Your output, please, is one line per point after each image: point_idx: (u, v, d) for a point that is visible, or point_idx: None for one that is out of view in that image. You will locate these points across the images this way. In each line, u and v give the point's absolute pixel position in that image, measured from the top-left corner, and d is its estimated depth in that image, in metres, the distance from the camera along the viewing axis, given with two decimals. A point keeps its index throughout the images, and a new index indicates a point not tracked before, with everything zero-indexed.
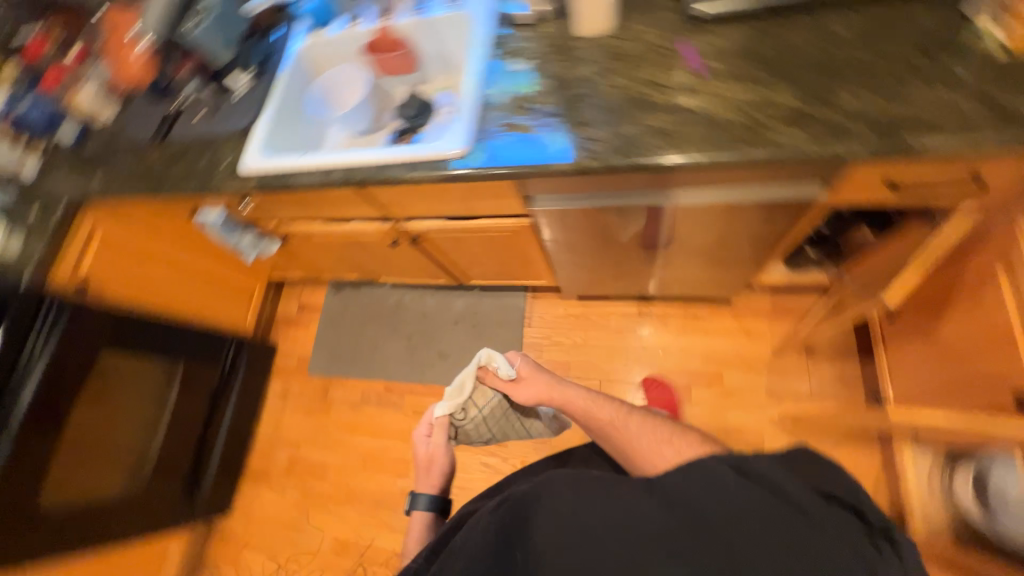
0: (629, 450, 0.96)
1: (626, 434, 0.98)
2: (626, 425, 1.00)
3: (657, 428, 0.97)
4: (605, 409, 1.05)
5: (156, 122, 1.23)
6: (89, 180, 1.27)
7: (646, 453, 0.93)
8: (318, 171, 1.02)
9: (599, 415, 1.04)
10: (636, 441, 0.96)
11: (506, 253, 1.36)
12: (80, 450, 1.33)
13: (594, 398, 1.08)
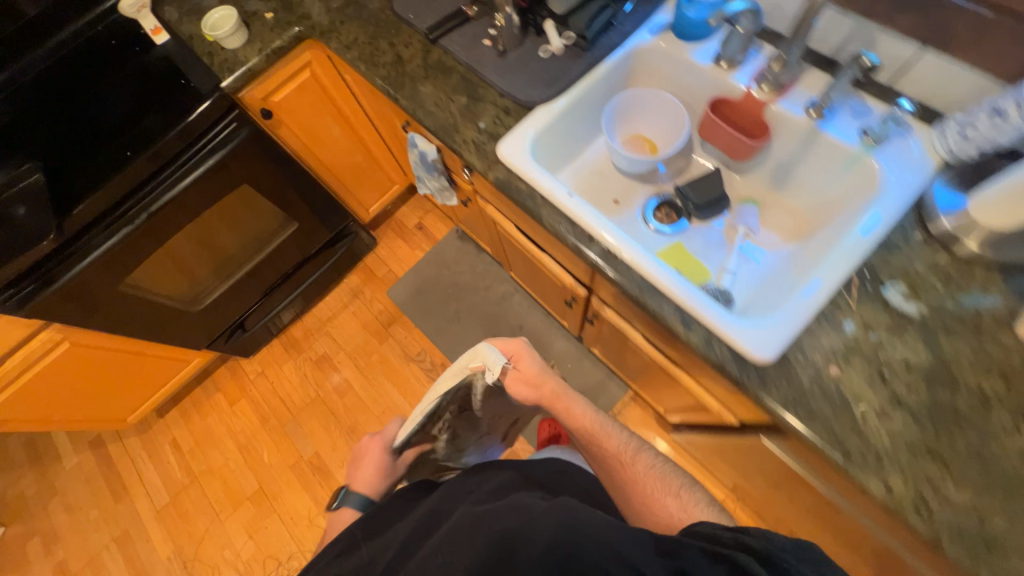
0: (632, 500, 0.75)
1: (630, 476, 0.77)
2: (636, 470, 0.77)
3: (666, 479, 0.77)
4: (616, 444, 0.80)
5: (440, 14, 1.01)
6: (336, 21, 1.08)
7: (631, 485, 0.76)
8: (573, 225, 0.79)
9: (605, 446, 0.80)
10: (641, 487, 0.75)
11: (656, 385, 1.14)
12: (173, 258, 1.28)
13: (599, 425, 0.82)
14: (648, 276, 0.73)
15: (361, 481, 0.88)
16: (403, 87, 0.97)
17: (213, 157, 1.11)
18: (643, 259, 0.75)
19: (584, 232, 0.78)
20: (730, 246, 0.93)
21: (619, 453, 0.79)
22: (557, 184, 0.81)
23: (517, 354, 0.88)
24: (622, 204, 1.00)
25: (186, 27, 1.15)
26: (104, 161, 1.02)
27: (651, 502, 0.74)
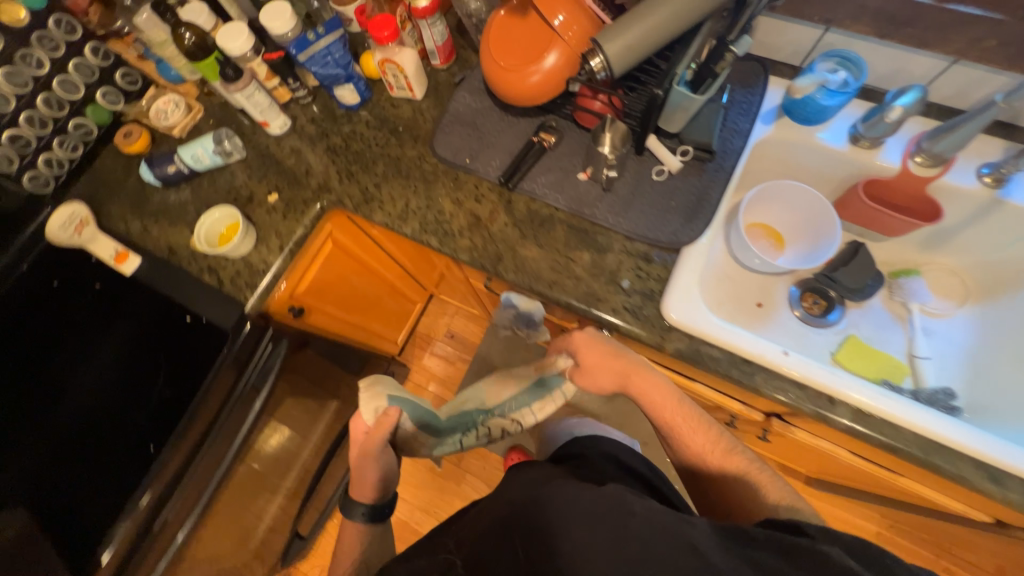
0: (692, 474, 0.66)
1: (707, 473, 0.64)
2: (713, 462, 0.64)
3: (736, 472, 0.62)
4: (698, 435, 0.65)
5: (509, 153, 0.83)
6: (365, 185, 0.85)
7: (699, 462, 0.65)
8: (801, 387, 0.65)
9: (676, 435, 0.66)
10: (711, 476, 0.64)
11: (837, 474, 1.01)
12: (234, 540, 0.94)
13: (677, 405, 0.66)
14: (922, 429, 0.61)
15: (362, 488, 0.73)
16: (501, 257, 0.77)
17: (260, 399, 0.83)
18: (902, 408, 0.63)
19: (824, 394, 0.64)
20: (904, 326, 0.84)
21: (700, 457, 0.65)
22: (754, 343, 0.67)
23: (584, 348, 0.71)
24: (768, 305, 0.88)
25: (160, 240, 0.86)
26: (119, 471, 0.72)
27: (716, 481, 0.63)
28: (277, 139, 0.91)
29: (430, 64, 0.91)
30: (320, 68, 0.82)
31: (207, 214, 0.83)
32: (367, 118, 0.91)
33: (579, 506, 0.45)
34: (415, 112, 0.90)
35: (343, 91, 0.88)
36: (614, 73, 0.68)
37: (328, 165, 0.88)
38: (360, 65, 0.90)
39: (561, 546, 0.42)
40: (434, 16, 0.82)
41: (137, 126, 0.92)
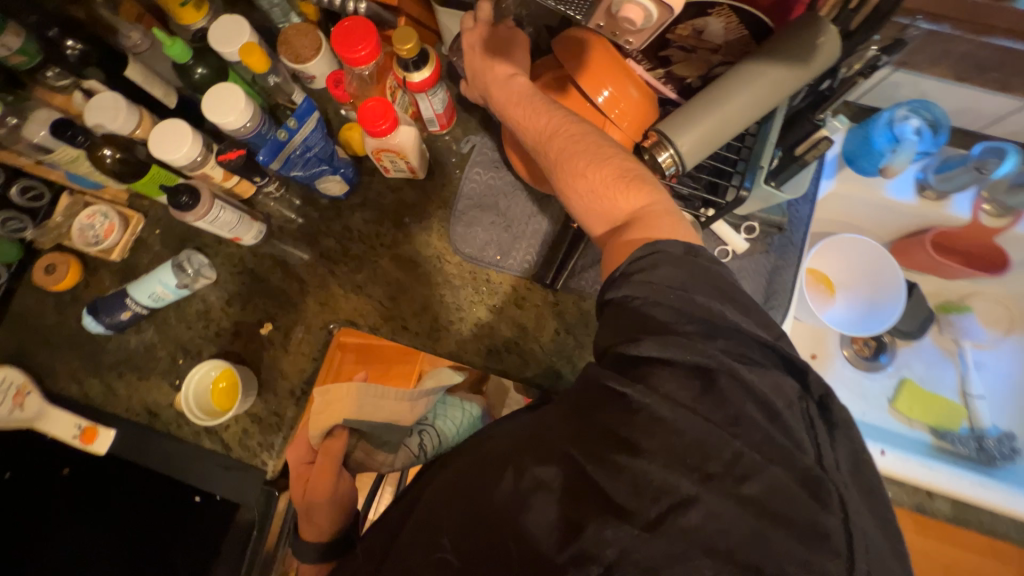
0: (573, 194, 0.50)
1: (580, 168, 0.49)
2: (570, 131, 0.50)
3: (617, 166, 0.48)
4: (542, 112, 0.52)
5: (547, 244, 0.71)
6: (379, 297, 0.72)
7: (605, 203, 0.48)
8: (900, 484, 0.65)
9: (542, 126, 0.52)
10: (586, 170, 0.49)
11: None
12: None
13: (534, 101, 0.53)
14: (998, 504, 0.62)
15: (308, 525, 0.53)
16: (560, 373, 0.68)
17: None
18: (979, 486, 0.63)
19: (906, 479, 0.64)
20: (955, 361, 0.84)
21: (572, 152, 0.49)
22: None
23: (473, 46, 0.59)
24: (823, 357, 0.85)
25: (131, 403, 0.69)
26: None
27: (587, 178, 0.49)
28: (253, 248, 0.74)
29: (427, 131, 0.74)
30: (302, 169, 0.65)
31: (197, 369, 0.67)
32: (361, 208, 0.74)
33: (479, 476, 0.41)
34: (421, 195, 0.75)
35: (327, 184, 0.70)
36: (685, 169, 0.55)
37: (326, 276, 0.73)
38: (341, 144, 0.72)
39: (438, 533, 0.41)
40: (435, 85, 0.65)
41: (60, 255, 0.72)
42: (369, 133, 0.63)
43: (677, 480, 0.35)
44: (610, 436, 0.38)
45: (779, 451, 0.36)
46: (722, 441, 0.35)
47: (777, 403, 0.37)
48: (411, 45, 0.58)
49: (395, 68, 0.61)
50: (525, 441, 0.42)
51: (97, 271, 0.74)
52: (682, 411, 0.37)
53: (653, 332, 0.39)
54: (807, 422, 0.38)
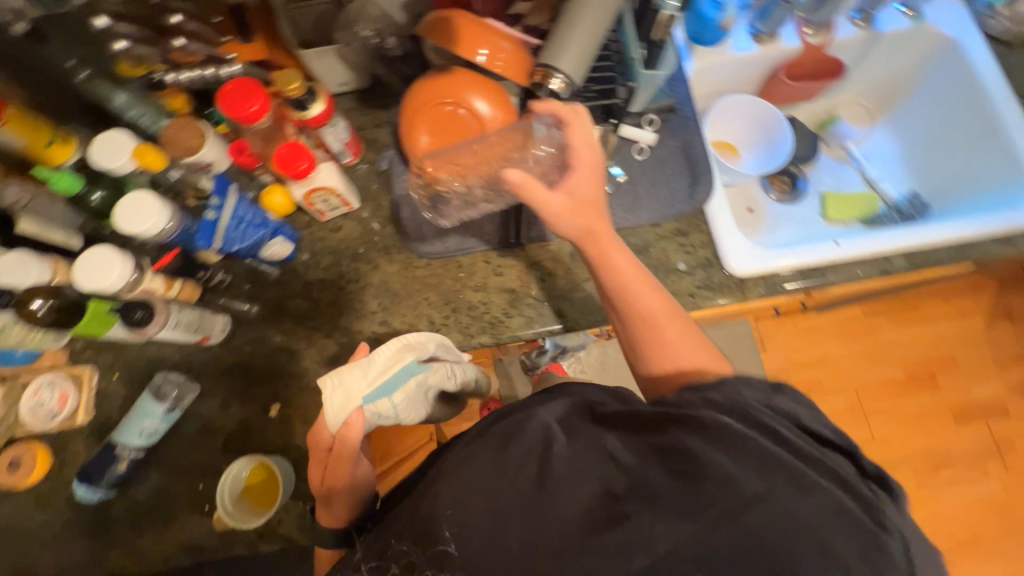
0: (633, 338, 0.58)
1: (656, 337, 0.57)
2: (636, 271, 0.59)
3: (685, 341, 0.56)
4: (655, 299, 0.58)
5: (497, 210, 0.75)
6: (370, 330, 0.72)
7: (666, 349, 0.56)
8: (863, 261, 0.73)
9: (637, 310, 0.58)
10: (658, 340, 0.57)
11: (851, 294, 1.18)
12: None
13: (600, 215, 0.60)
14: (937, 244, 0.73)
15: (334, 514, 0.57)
16: (562, 312, 0.72)
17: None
18: (917, 236, 0.74)
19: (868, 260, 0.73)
20: (850, 164, 0.98)
21: (643, 308, 0.57)
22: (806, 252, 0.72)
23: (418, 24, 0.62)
24: (758, 205, 0.95)
25: (168, 552, 0.64)
26: None
27: (656, 346, 0.57)
28: (224, 344, 0.71)
29: (342, 164, 0.77)
30: (240, 242, 0.68)
31: (224, 479, 0.64)
32: (313, 260, 0.75)
33: (502, 460, 0.44)
34: (364, 222, 0.76)
35: (272, 249, 0.71)
36: (576, 86, 0.64)
37: (311, 336, 0.71)
38: (268, 206, 0.72)
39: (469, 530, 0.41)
40: (332, 118, 0.68)
41: (22, 446, 0.66)
42: (292, 178, 0.66)
43: (741, 487, 0.37)
44: (662, 461, 0.41)
45: (813, 454, 0.40)
46: (757, 450, 0.39)
47: (822, 433, 0.43)
48: (296, 82, 0.61)
49: (289, 112, 0.64)
50: (542, 434, 0.45)
51: (66, 445, 0.67)
52: (724, 434, 0.40)
53: (695, 402, 0.45)
54: (818, 420, 0.44)
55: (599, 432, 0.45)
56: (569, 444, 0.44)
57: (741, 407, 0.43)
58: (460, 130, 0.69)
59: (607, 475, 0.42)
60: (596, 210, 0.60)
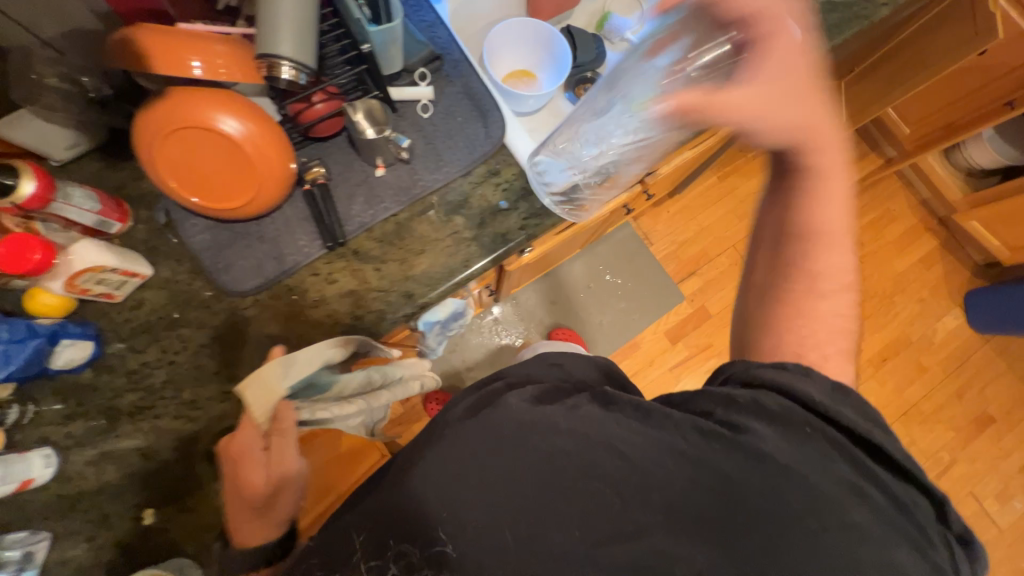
0: (773, 313, 0.63)
1: (793, 300, 0.61)
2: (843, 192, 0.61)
3: (845, 304, 0.61)
4: (830, 214, 0.60)
5: (306, 219, 0.70)
6: (222, 391, 0.66)
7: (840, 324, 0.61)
8: None
9: (818, 227, 0.60)
10: (796, 313, 0.61)
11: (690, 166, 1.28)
12: None
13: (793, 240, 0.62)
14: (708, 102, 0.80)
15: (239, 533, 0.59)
16: (410, 293, 0.71)
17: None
18: None
19: None
20: (636, 52, 1.03)
21: (823, 262, 0.61)
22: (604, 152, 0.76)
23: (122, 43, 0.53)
24: None
25: None
26: None
27: (807, 300, 0.61)
28: (60, 477, 0.62)
29: (115, 235, 0.68)
30: (9, 366, 0.57)
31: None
32: (127, 346, 0.66)
33: (558, 453, 0.49)
34: (168, 284, 0.68)
35: (65, 356, 0.61)
36: (313, 69, 0.59)
37: (158, 425, 0.64)
38: (38, 313, 0.61)
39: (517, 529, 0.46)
40: (57, 187, 0.59)
41: None
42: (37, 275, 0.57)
43: (819, 488, 0.47)
44: (699, 465, 0.48)
45: (837, 454, 0.50)
46: (757, 461, 0.48)
47: (852, 416, 0.51)
48: None
49: None
50: (563, 444, 0.49)
51: None
52: (737, 443, 0.49)
53: (751, 407, 0.51)
54: (847, 406, 0.52)
55: (669, 430, 0.51)
56: (617, 446, 0.49)
57: (791, 416, 0.50)
58: (202, 151, 0.60)
59: (662, 471, 0.48)
60: (802, 109, 0.54)
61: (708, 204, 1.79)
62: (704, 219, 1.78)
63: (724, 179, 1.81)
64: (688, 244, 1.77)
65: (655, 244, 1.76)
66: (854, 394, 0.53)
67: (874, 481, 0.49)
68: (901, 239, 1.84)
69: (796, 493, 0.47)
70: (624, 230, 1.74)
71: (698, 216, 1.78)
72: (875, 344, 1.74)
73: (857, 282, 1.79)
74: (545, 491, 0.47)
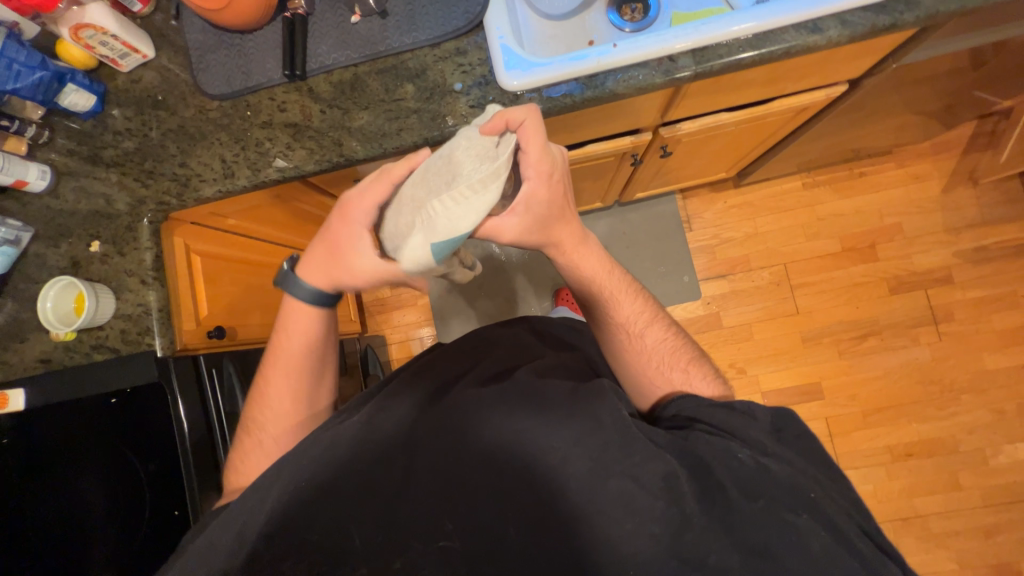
0: (635, 374, 0.73)
1: (633, 351, 0.73)
2: (618, 292, 0.71)
3: (676, 350, 0.73)
4: (627, 310, 0.72)
5: (276, 44, 0.75)
6: (172, 172, 0.77)
7: (657, 372, 0.72)
8: (644, 66, 0.69)
9: (619, 320, 0.72)
10: (645, 367, 0.72)
11: (738, 145, 1.10)
12: None
13: (623, 302, 0.72)
14: (728, 40, 0.68)
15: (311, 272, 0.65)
16: (340, 141, 0.73)
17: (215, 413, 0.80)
18: (711, 32, 0.68)
19: (653, 66, 0.69)
20: None
21: (651, 312, 0.74)
22: (577, 65, 0.69)
23: None
24: (597, 40, 0.87)
25: (23, 364, 0.75)
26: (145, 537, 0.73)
27: (639, 359, 0.72)
28: (50, 193, 0.78)
29: (136, 14, 0.78)
30: (16, 82, 0.69)
31: (40, 293, 0.74)
32: (119, 111, 0.79)
33: (514, 425, 0.60)
34: (162, 69, 0.78)
35: (69, 98, 0.74)
36: None
37: (121, 181, 0.78)
38: (63, 58, 0.75)
39: (506, 508, 0.56)
40: None
41: None
42: (43, 13, 0.69)
43: (833, 486, 0.58)
44: (710, 505, 0.54)
45: (835, 503, 0.55)
46: (777, 519, 0.52)
47: (794, 456, 0.60)
48: None
49: None
50: (571, 447, 0.57)
51: None
52: (752, 487, 0.54)
53: (750, 466, 0.56)
54: (796, 451, 0.61)
55: (649, 439, 0.58)
56: (636, 453, 0.56)
57: (794, 474, 0.56)
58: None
59: (685, 493, 0.54)
60: (563, 224, 0.63)
61: (776, 208, 1.55)
62: (766, 222, 1.55)
63: (807, 189, 1.55)
64: (732, 244, 1.55)
65: (696, 231, 1.57)
66: (792, 420, 0.63)
67: (860, 514, 0.57)
68: (1008, 332, 1.45)
69: (816, 525, 0.52)
70: (666, 204, 1.58)
71: (758, 217, 1.55)
72: (909, 435, 1.44)
73: (921, 359, 1.47)
74: (513, 468, 0.57)
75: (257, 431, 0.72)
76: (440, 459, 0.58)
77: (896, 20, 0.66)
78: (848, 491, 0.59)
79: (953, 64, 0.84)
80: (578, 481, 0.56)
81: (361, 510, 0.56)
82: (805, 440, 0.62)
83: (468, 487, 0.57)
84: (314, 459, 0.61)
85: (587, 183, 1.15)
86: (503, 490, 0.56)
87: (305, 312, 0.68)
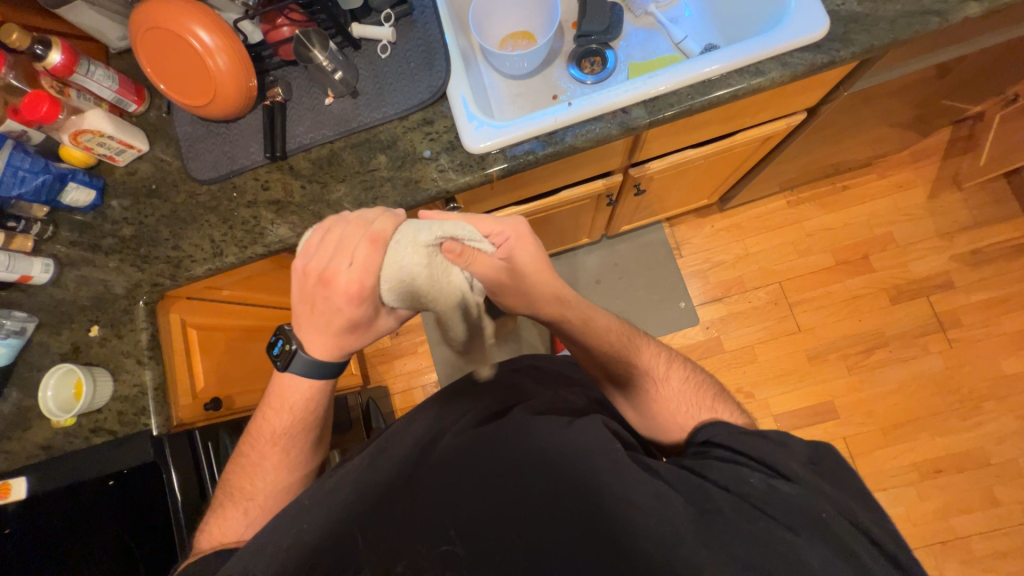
0: (663, 419, 0.70)
1: (661, 396, 0.70)
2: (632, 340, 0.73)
3: (700, 389, 0.71)
4: (650, 357, 0.72)
5: (257, 129, 0.81)
6: (165, 254, 0.81)
7: (684, 418, 0.69)
8: (600, 119, 0.73)
9: (643, 362, 0.71)
10: (674, 409, 0.69)
11: (713, 175, 1.13)
12: None
13: (640, 346, 0.73)
14: (676, 90, 0.72)
15: (311, 340, 0.62)
16: (320, 214, 0.77)
17: (211, 491, 0.82)
18: (658, 82, 0.72)
19: (609, 121, 0.73)
20: (657, 30, 0.94)
21: (668, 357, 0.74)
22: (538, 128, 0.72)
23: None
24: (560, 94, 0.92)
25: (25, 451, 0.76)
26: None
27: (665, 403, 0.70)
28: (53, 282, 0.83)
29: (132, 113, 0.85)
30: (21, 187, 0.75)
31: (42, 381, 0.77)
32: (117, 202, 0.84)
33: (510, 456, 0.59)
34: (155, 159, 0.85)
35: (70, 196, 0.80)
36: None
37: (119, 267, 0.82)
38: (66, 160, 0.81)
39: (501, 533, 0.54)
40: (85, 64, 0.75)
41: None
42: (46, 124, 0.74)
43: (859, 511, 0.53)
44: (707, 526, 0.51)
45: (852, 527, 0.51)
46: (775, 539, 0.49)
47: (832, 488, 0.55)
48: (16, 34, 0.71)
49: (36, 65, 0.73)
50: (568, 472, 0.57)
51: None
52: (753, 509, 0.52)
53: (762, 489, 0.54)
54: (831, 482, 0.56)
55: (652, 466, 0.58)
56: (629, 476, 0.55)
57: (809, 494, 0.53)
58: (199, 89, 0.76)
59: (681, 513, 0.52)
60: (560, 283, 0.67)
61: (764, 227, 1.56)
62: (757, 242, 1.55)
63: (792, 208, 1.56)
64: (724, 267, 1.55)
65: (686, 257, 1.58)
66: (828, 451, 0.59)
67: (897, 548, 0.50)
68: (1020, 333, 1.41)
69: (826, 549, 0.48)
70: (655, 233, 1.60)
71: (749, 238, 1.56)
72: (935, 449, 1.38)
73: (933, 368, 1.42)
74: (511, 500, 0.56)
75: (240, 502, 0.68)
76: (440, 491, 0.57)
77: (833, 57, 0.70)
78: (889, 524, 0.53)
79: (904, 87, 0.87)
80: (574, 508, 0.54)
81: (356, 545, 0.54)
82: (844, 472, 0.57)
83: (462, 520, 0.55)
84: (312, 506, 0.58)
85: (569, 224, 1.18)
86: (496, 521, 0.54)
87: (311, 386, 0.66)
